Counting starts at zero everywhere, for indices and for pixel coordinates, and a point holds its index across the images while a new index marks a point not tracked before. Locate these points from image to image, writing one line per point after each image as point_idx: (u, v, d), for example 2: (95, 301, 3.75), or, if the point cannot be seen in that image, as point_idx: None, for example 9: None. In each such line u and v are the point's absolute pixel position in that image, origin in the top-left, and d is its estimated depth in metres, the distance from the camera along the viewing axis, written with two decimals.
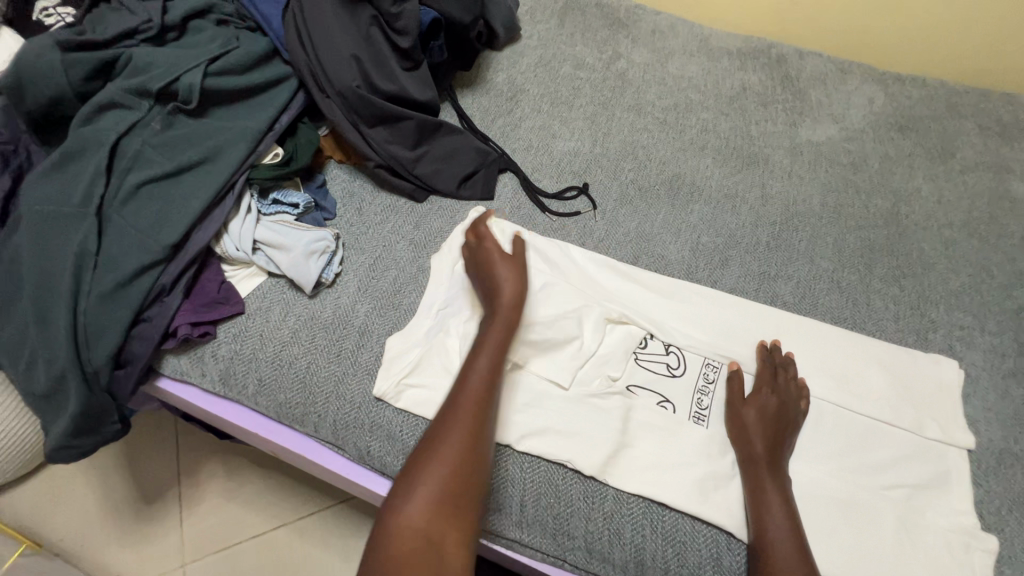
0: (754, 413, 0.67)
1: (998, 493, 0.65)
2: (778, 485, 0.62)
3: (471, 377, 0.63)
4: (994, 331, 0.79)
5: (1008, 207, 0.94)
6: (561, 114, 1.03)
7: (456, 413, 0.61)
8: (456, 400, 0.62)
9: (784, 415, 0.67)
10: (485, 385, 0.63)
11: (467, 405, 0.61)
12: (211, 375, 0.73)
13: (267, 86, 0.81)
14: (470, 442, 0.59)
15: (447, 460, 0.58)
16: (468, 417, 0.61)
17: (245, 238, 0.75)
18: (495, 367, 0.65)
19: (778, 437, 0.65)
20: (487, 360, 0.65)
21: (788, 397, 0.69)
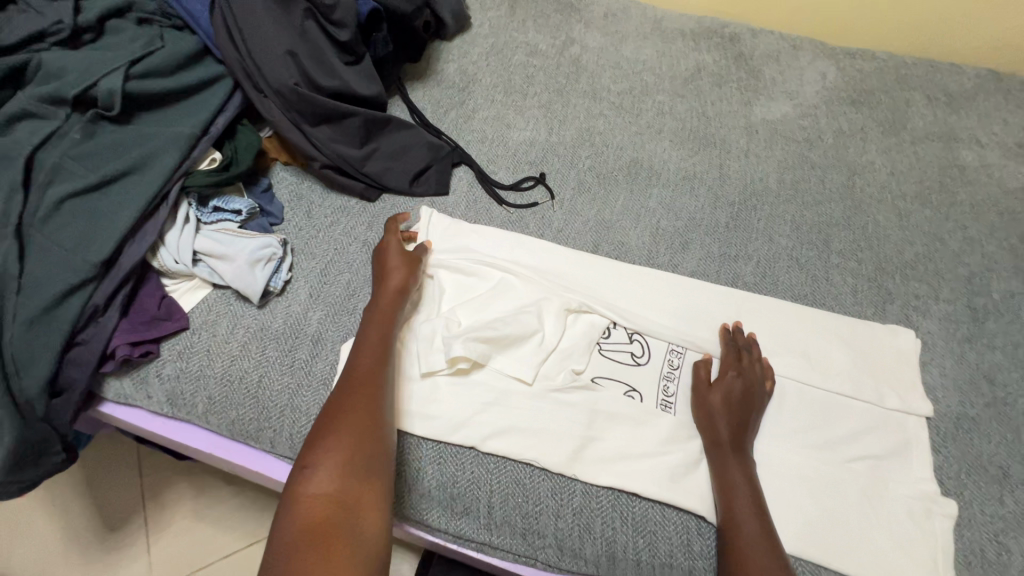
0: (720, 396, 0.66)
1: (956, 457, 0.67)
2: (745, 476, 0.61)
3: (361, 350, 0.65)
4: (949, 299, 0.80)
5: (958, 175, 0.96)
6: (515, 103, 1.01)
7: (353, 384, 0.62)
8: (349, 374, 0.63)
9: (750, 398, 0.67)
10: (378, 358, 0.64)
11: (364, 371, 0.63)
12: (157, 396, 0.69)
13: (198, 88, 0.76)
14: (370, 408, 0.60)
15: (350, 428, 0.58)
16: (363, 386, 0.62)
17: (183, 250, 0.71)
18: (384, 339, 0.66)
19: (744, 420, 0.65)
20: (378, 332, 0.67)
21: (753, 378, 0.68)
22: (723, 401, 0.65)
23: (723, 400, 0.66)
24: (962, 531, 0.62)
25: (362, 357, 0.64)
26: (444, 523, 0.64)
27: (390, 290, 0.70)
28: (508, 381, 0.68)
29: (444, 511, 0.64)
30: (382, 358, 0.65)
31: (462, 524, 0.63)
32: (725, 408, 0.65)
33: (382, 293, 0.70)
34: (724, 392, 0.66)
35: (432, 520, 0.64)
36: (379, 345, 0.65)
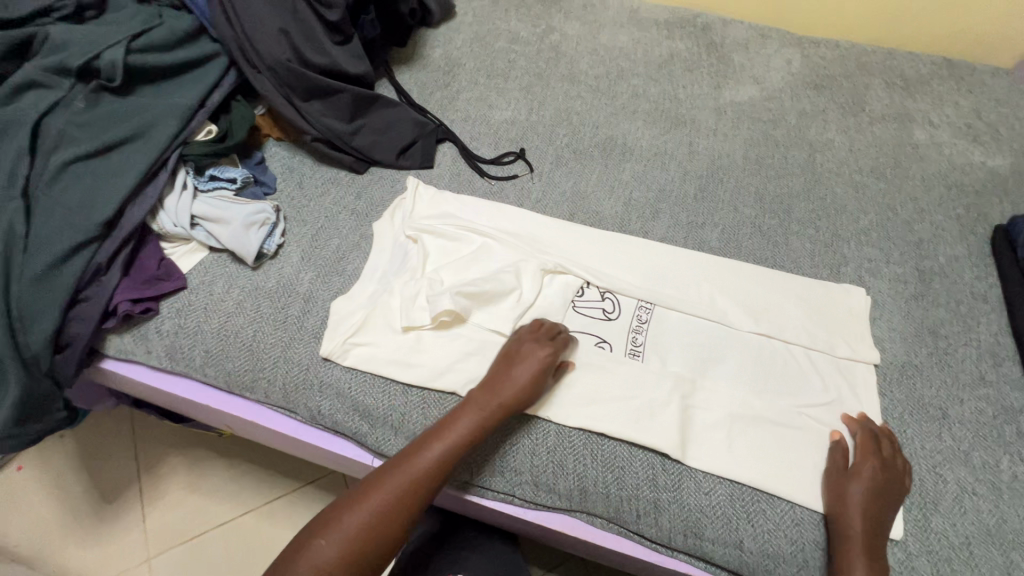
0: (869, 473, 0.63)
1: (901, 400, 0.72)
2: (875, 566, 0.58)
3: (401, 472, 0.62)
4: (899, 261, 0.87)
5: (911, 152, 1.03)
6: (497, 86, 1.06)
7: (370, 503, 0.61)
8: (376, 485, 0.62)
9: (890, 487, 0.63)
10: (410, 488, 0.62)
11: (386, 496, 0.61)
12: (157, 351, 0.74)
13: (195, 64, 0.81)
14: (367, 534, 0.60)
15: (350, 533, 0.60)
16: (379, 507, 0.61)
17: (181, 214, 0.75)
18: (428, 475, 0.62)
19: (883, 509, 0.62)
20: (427, 466, 0.63)
21: (892, 468, 0.65)
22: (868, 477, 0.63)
23: (867, 473, 0.63)
24: None
25: (393, 479, 0.62)
26: None
27: (461, 427, 0.64)
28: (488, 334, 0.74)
29: None
30: (414, 491, 0.62)
31: None
32: (869, 486, 0.62)
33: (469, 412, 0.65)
34: (869, 468, 0.63)
35: None
36: (416, 480, 0.62)
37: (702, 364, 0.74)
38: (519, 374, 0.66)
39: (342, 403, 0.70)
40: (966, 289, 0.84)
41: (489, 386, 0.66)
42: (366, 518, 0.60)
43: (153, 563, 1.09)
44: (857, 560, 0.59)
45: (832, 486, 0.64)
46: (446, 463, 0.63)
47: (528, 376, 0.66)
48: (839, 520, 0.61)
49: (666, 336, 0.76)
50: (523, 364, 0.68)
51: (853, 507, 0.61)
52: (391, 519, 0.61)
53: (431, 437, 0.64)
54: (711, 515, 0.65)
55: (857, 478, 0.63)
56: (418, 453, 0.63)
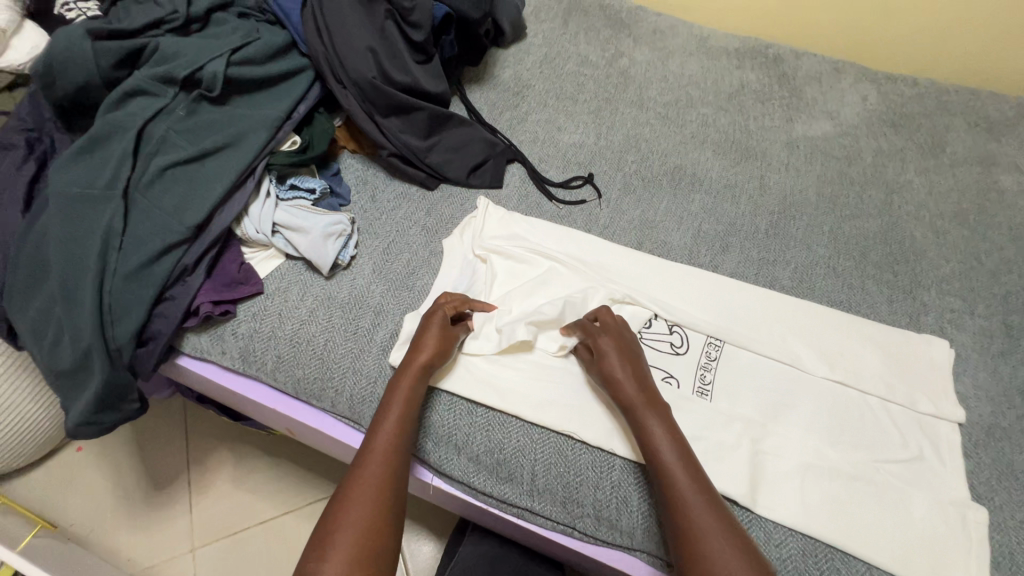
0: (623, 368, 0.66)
1: (987, 463, 0.69)
2: (664, 423, 0.63)
3: (368, 461, 0.60)
4: (984, 314, 0.83)
5: (996, 199, 0.98)
6: (566, 109, 1.07)
7: (357, 499, 0.57)
8: (355, 480, 0.59)
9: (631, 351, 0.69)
10: (386, 468, 0.60)
11: (371, 486, 0.58)
12: (231, 352, 0.76)
13: (285, 77, 0.84)
14: (373, 526, 0.56)
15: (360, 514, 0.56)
16: (370, 499, 0.57)
17: (264, 221, 0.77)
18: (394, 449, 0.62)
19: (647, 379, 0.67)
20: (391, 430, 0.63)
21: (624, 334, 0.71)
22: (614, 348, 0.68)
23: (609, 347, 0.68)
24: (994, 534, 0.64)
25: (369, 470, 0.60)
26: (490, 487, 0.69)
27: (399, 399, 0.65)
28: (554, 363, 0.73)
29: (491, 475, 0.69)
30: (389, 471, 0.60)
31: (506, 489, 0.68)
32: (619, 355, 0.67)
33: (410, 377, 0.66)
34: (607, 342, 0.69)
35: (480, 483, 0.69)
36: (386, 458, 0.61)
37: (774, 409, 0.71)
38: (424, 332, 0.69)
39: None
40: None
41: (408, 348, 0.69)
42: (363, 514, 0.56)
43: (197, 554, 1.12)
44: (648, 425, 0.62)
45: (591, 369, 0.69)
46: (404, 434, 0.63)
47: (430, 333, 0.69)
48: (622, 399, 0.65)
49: (735, 377, 0.74)
50: (421, 325, 0.70)
51: (622, 382, 0.66)
52: (384, 506, 0.58)
53: (379, 416, 0.64)
54: (781, 568, 0.63)
55: (605, 356, 0.68)
56: (373, 434, 0.62)
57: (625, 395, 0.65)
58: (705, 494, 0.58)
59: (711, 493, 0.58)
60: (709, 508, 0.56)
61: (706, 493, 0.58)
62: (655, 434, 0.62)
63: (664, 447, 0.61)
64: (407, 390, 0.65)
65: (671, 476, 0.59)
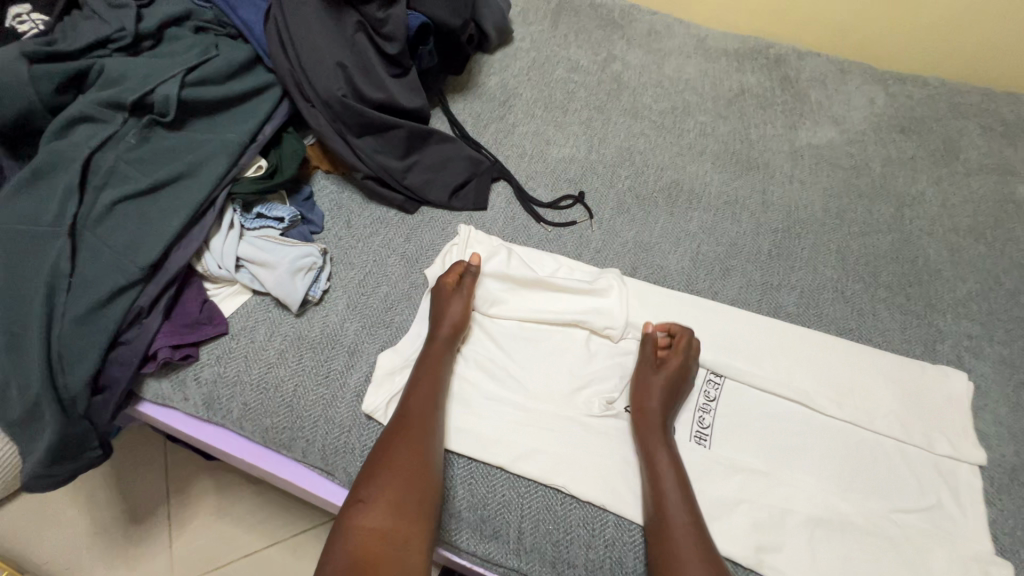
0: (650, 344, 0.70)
1: (1012, 512, 0.63)
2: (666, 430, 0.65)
3: (405, 421, 0.62)
4: (1004, 340, 0.77)
5: (1014, 211, 0.92)
6: (555, 119, 1.00)
7: (371, 510, 0.56)
8: (370, 487, 0.58)
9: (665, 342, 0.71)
10: (403, 481, 0.58)
11: (384, 494, 0.57)
12: (194, 399, 0.70)
13: (248, 97, 0.78)
14: (380, 540, 0.54)
15: (399, 469, 0.58)
16: (384, 509, 0.56)
17: (227, 256, 0.72)
18: (425, 411, 0.63)
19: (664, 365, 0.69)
20: (421, 396, 0.64)
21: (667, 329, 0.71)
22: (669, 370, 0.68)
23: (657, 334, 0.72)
24: None
25: (383, 479, 0.58)
26: (474, 546, 0.63)
27: (415, 407, 0.63)
28: (546, 404, 0.68)
29: (473, 533, 0.63)
30: (404, 479, 0.58)
31: (490, 548, 0.63)
32: (670, 378, 0.67)
33: (424, 375, 0.66)
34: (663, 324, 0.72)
35: (462, 541, 0.63)
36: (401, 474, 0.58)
37: (779, 453, 0.66)
38: (433, 344, 0.68)
39: None
40: None
41: (423, 358, 0.68)
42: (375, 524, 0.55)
43: None
44: (660, 455, 0.62)
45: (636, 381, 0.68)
46: (421, 443, 0.61)
47: (436, 346, 0.68)
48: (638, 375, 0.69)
49: (737, 416, 0.69)
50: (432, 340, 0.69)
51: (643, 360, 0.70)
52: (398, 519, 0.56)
53: (397, 428, 0.62)
54: None
55: (658, 373, 0.67)
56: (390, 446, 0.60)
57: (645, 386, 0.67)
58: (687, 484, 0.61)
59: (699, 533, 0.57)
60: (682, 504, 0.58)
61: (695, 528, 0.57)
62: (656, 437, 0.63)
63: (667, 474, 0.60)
64: (422, 404, 0.63)
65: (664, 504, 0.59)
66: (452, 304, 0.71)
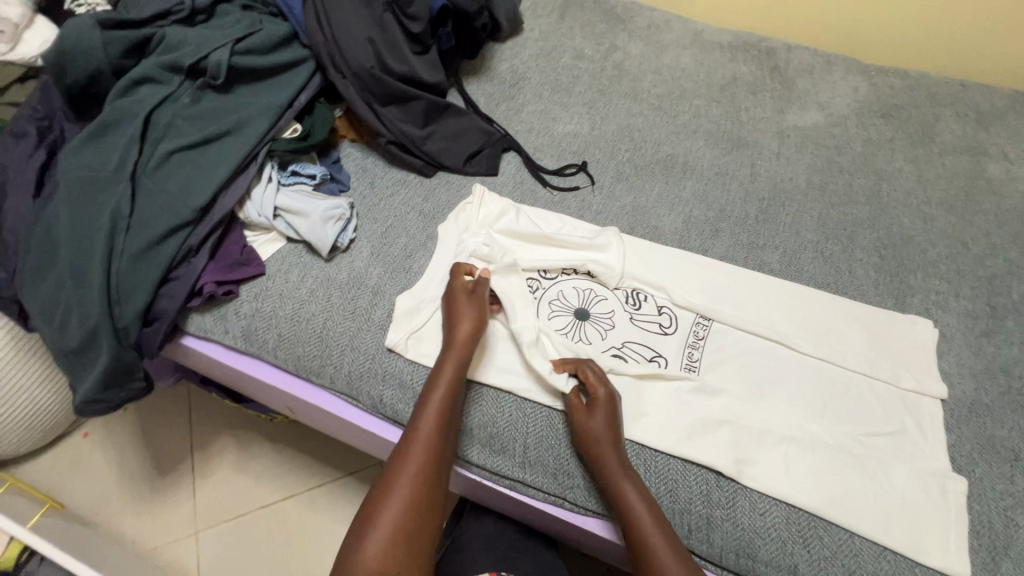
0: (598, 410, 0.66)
1: (969, 437, 0.70)
2: (639, 489, 0.63)
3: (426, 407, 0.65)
4: (968, 296, 0.84)
5: (984, 186, 0.99)
6: (561, 100, 1.09)
7: (397, 492, 0.60)
8: (395, 472, 0.62)
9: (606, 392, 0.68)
10: (425, 464, 0.63)
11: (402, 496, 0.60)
12: (233, 331, 0.79)
13: (287, 67, 0.87)
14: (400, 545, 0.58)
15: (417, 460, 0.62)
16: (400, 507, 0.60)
17: (266, 205, 0.80)
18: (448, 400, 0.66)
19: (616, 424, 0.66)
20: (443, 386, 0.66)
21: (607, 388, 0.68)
22: (604, 412, 0.66)
23: (602, 398, 0.67)
24: (972, 504, 0.65)
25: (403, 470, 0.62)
26: (484, 460, 0.71)
27: (437, 393, 0.66)
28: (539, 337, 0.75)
29: (484, 448, 0.71)
30: (430, 448, 0.63)
31: (499, 461, 0.71)
32: (608, 414, 0.66)
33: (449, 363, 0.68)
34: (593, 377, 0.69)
35: (474, 456, 0.71)
36: (425, 455, 0.63)
37: (757, 382, 0.74)
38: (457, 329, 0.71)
39: (403, 394, 0.73)
40: None
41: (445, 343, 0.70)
42: (402, 501, 0.60)
43: (199, 537, 1.14)
44: (626, 487, 0.63)
45: (578, 422, 0.66)
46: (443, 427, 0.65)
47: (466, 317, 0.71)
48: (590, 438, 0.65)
49: (721, 353, 0.76)
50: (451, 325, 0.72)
51: (604, 443, 0.64)
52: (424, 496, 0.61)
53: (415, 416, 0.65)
54: (765, 536, 0.64)
55: (595, 409, 0.66)
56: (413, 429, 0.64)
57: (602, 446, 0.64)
58: (660, 523, 0.61)
59: (670, 535, 0.60)
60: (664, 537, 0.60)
61: (663, 531, 0.60)
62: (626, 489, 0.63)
63: (635, 499, 0.62)
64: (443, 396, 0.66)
65: (637, 525, 0.61)
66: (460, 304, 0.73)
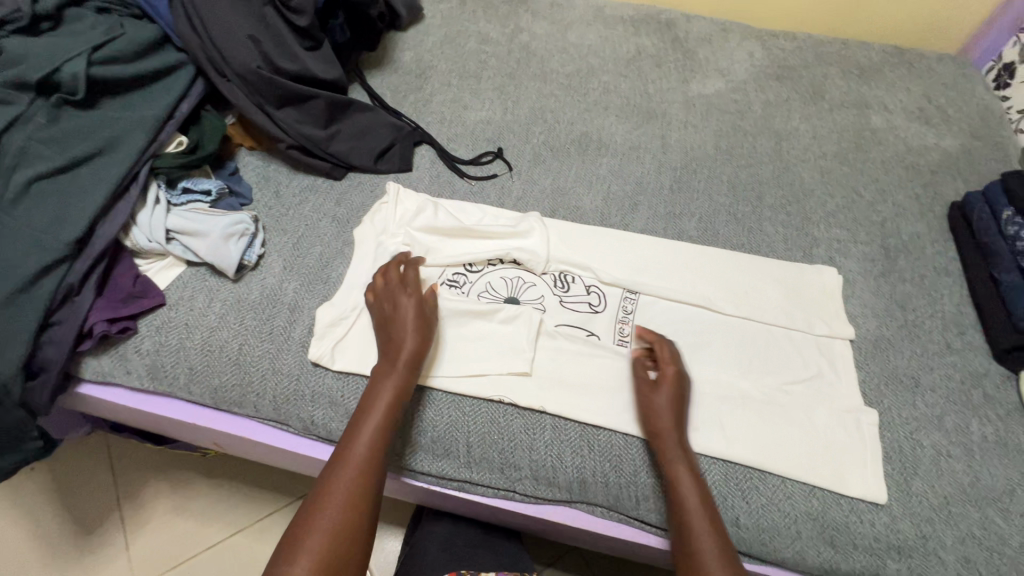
0: (664, 394, 0.66)
1: (876, 371, 0.76)
2: (694, 479, 0.62)
3: (380, 393, 0.63)
4: (865, 241, 0.90)
5: (870, 137, 1.07)
6: (471, 86, 1.07)
7: (326, 509, 0.55)
8: (339, 461, 0.59)
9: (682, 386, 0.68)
10: (371, 452, 0.60)
11: (349, 479, 0.57)
12: (137, 371, 0.72)
13: (161, 75, 0.79)
14: (346, 528, 0.55)
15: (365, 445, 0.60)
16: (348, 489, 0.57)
17: (156, 229, 0.73)
18: (400, 386, 0.64)
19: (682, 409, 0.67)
20: (396, 369, 0.64)
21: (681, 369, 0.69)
22: (672, 386, 0.67)
23: (669, 376, 0.68)
24: (884, 433, 0.71)
25: (353, 455, 0.59)
26: (428, 465, 0.69)
27: (389, 378, 0.64)
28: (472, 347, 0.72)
29: (426, 454, 0.69)
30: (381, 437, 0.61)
31: (443, 464, 0.69)
32: (672, 394, 0.66)
33: (400, 351, 0.65)
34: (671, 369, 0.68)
35: (416, 463, 0.69)
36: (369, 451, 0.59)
37: (686, 347, 0.76)
38: (405, 312, 0.68)
39: (335, 411, 0.70)
40: (928, 263, 0.88)
41: (393, 326, 0.67)
42: (343, 500, 0.56)
43: None
44: (676, 467, 0.63)
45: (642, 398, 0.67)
46: (388, 427, 0.62)
47: (410, 311, 0.68)
48: (649, 426, 0.66)
49: (651, 324, 0.78)
50: (396, 307, 0.68)
51: (660, 414, 0.65)
52: (365, 494, 0.57)
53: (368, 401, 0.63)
54: None
55: (659, 386, 0.67)
56: (357, 427, 0.61)
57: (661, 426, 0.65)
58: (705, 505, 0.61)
59: (715, 519, 0.60)
60: (706, 521, 0.59)
61: (712, 518, 0.59)
62: (677, 471, 0.62)
63: (685, 480, 0.62)
64: (398, 377, 0.64)
65: (682, 502, 0.61)
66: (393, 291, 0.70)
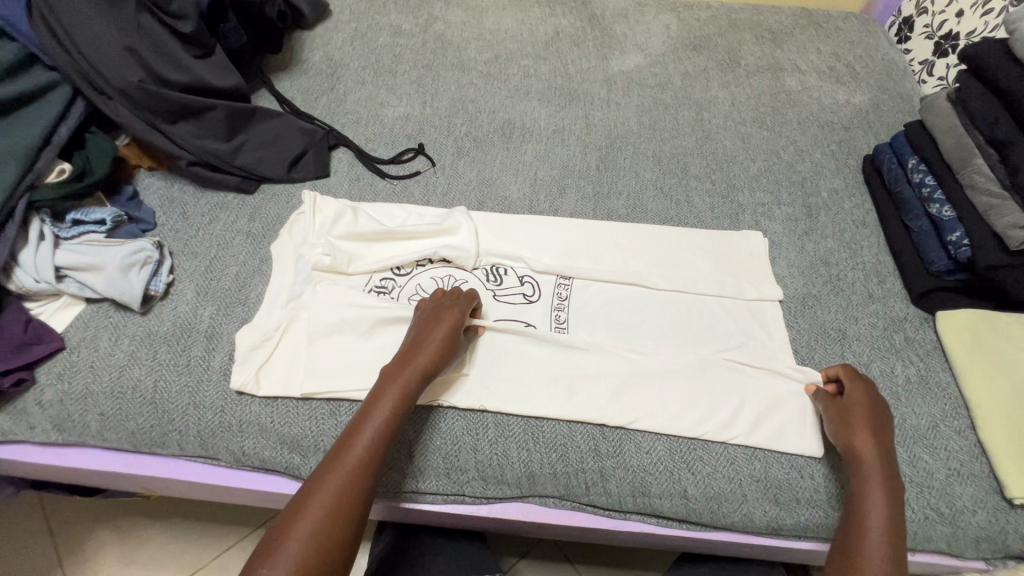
0: (857, 394, 0.67)
1: (806, 328, 0.78)
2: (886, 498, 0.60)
3: (377, 408, 0.60)
4: (787, 202, 0.93)
5: (786, 99, 1.09)
6: (386, 82, 1.03)
7: (309, 516, 0.54)
8: (328, 469, 0.57)
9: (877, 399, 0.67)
10: (361, 463, 0.57)
11: (337, 485, 0.56)
12: (42, 425, 0.66)
13: (30, 98, 0.71)
14: (326, 539, 0.53)
15: (357, 457, 0.58)
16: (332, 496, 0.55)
17: (43, 267, 0.67)
18: (400, 403, 0.61)
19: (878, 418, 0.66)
20: (399, 386, 0.62)
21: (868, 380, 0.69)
22: (862, 398, 0.67)
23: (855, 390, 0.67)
24: None
25: (343, 466, 0.57)
26: None
27: (388, 394, 0.61)
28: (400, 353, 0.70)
29: None
30: (374, 450, 0.58)
31: (387, 478, 0.66)
32: (865, 407, 0.66)
33: (409, 367, 0.63)
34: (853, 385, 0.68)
35: None
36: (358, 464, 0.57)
37: (623, 326, 0.76)
38: (426, 338, 0.65)
39: (267, 438, 0.66)
40: (847, 218, 0.91)
41: (409, 347, 0.65)
42: (324, 508, 0.54)
43: None
44: (871, 482, 0.61)
45: (839, 406, 0.67)
46: (382, 443, 0.59)
47: (433, 334, 0.65)
48: (848, 441, 0.64)
49: (586, 306, 0.78)
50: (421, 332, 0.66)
51: (856, 427, 0.64)
52: (350, 502, 0.55)
53: (365, 415, 0.60)
54: (654, 471, 0.67)
55: (854, 399, 0.66)
56: (351, 438, 0.58)
57: (856, 436, 0.63)
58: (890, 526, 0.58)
59: (898, 543, 0.58)
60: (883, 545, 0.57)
61: (893, 538, 0.58)
62: (870, 485, 0.61)
63: (875, 497, 0.60)
64: (402, 393, 0.61)
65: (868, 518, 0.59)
66: (448, 309, 0.69)
